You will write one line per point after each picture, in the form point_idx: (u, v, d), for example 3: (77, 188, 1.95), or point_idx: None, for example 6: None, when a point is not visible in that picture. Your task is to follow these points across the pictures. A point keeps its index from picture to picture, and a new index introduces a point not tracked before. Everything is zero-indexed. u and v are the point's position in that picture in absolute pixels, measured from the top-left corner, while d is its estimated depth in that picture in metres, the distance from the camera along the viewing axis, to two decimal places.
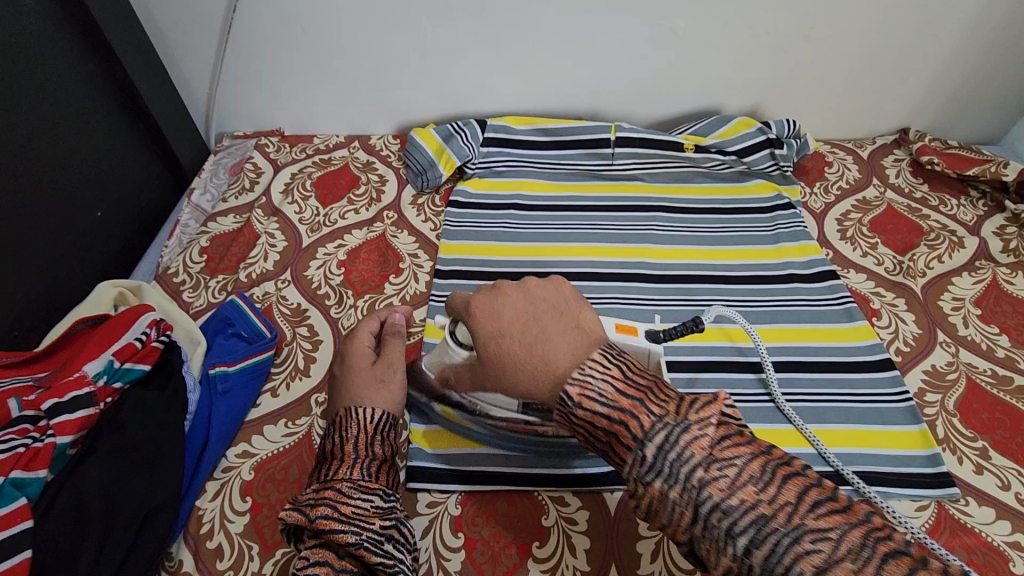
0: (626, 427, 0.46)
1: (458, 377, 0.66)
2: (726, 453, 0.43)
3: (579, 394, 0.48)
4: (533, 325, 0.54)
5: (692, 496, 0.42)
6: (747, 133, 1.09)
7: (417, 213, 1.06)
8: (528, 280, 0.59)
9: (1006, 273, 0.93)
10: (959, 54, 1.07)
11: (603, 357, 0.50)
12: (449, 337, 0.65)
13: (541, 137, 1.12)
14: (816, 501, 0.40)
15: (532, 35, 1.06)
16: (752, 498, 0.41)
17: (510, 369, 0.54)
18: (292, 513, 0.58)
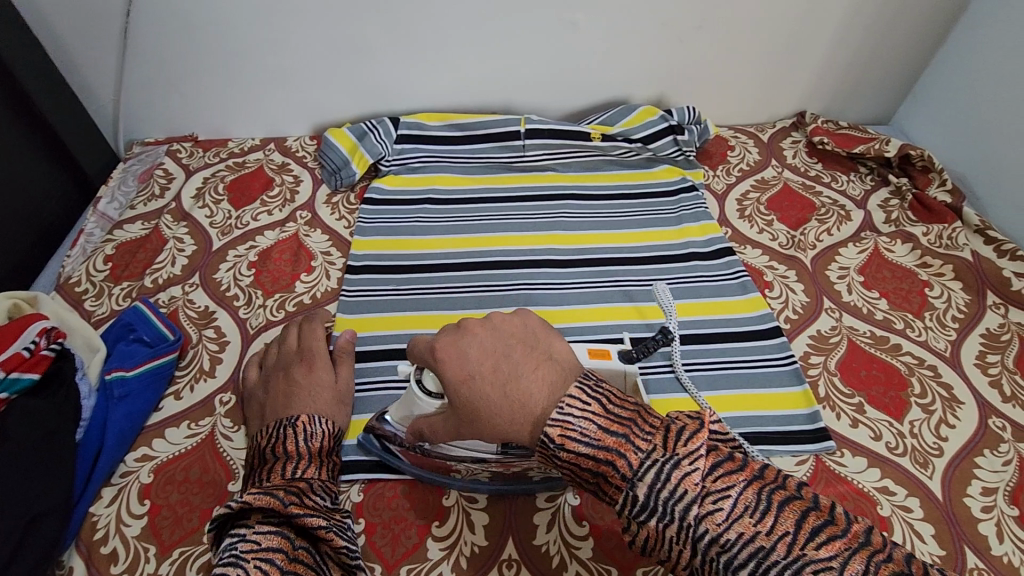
0: (614, 467, 0.45)
1: (432, 429, 0.61)
2: (718, 482, 0.43)
3: (560, 436, 0.47)
4: (502, 363, 0.53)
5: (689, 532, 0.42)
6: (651, 120, 1.13)
7: (332, 211, 1.07)
8: (494, 313, 0.58)
9: (886, 242, 1.00)
10: (841, 40, 1.15)
11: (581, 394, 0.49)
12: (416, 385, 0.62)
13: (454, 132, 1.13)
14: (815, 527, 0.40)
15: (437, 32, 1.08)
16: (749, 530, 0.40)
17: (485, 413, 0.52)
18: (265, 497, 0.57)
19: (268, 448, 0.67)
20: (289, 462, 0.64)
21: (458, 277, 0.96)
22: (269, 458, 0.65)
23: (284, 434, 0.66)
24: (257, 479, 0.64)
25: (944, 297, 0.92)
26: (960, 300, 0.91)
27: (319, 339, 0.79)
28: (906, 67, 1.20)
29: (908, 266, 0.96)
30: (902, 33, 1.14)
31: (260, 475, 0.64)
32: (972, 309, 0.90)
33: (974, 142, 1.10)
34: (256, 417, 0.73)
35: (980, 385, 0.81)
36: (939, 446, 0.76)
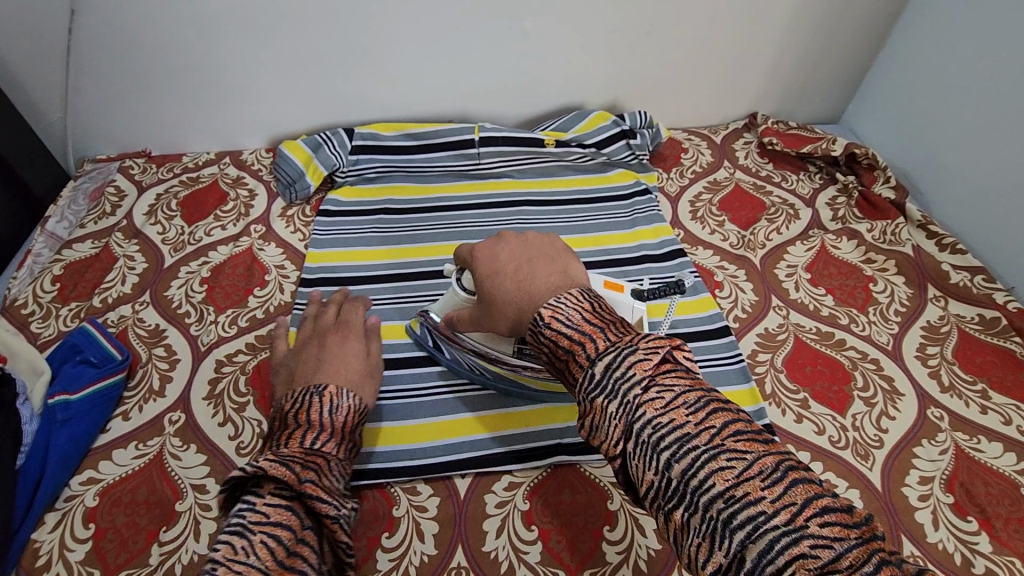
0: (583, 348, 0.49)
1: (460, 320, 0.71)
2: (667, 378, 0.45)
3: (550, 316, 0.52)
4: (524, 262, 0.60)
5: (627, 411, 0.44)
6: (603, 126, 1.16)
7: (287, 225, 1.06)
8: (529, 233, 0.65)
9: (832, 239, 1.02)
10: (786, 42, 1.17)
11: (579, 294, 0.54)
12: (457, 283, 0.73)
13: (409, 142, 1.14)
14: (738, 429, 0.42)
15: (388, 42, 1.08)
16: (681, 420, 0.43)
17: (503, 302, 0.60)
18: (281, 467, 0.57)
19: (293, 413, 0.66)
20: (308, 432, 0.64)
21: (413, 288, 0.96)
22: (291, 423, 0.65)
23: (310, 402, 0.66)
24: (275, 443, 0.63)
25: (887, 292, 0.94)
26: (902, 294, 0.94)
27: (357, 317, 0.83)
28: (852, 67, 1.23)
29: (853, 262, 0.99)
30: (845, 35, 1.17)
31: (278, 440, 0.63)
32: (913, 302, 0.93)
33: (916, 140, 1.13)
34: (286, 379, 0.74)
35: (920, 377, 0.84)
36: (879, 438, 0.78)
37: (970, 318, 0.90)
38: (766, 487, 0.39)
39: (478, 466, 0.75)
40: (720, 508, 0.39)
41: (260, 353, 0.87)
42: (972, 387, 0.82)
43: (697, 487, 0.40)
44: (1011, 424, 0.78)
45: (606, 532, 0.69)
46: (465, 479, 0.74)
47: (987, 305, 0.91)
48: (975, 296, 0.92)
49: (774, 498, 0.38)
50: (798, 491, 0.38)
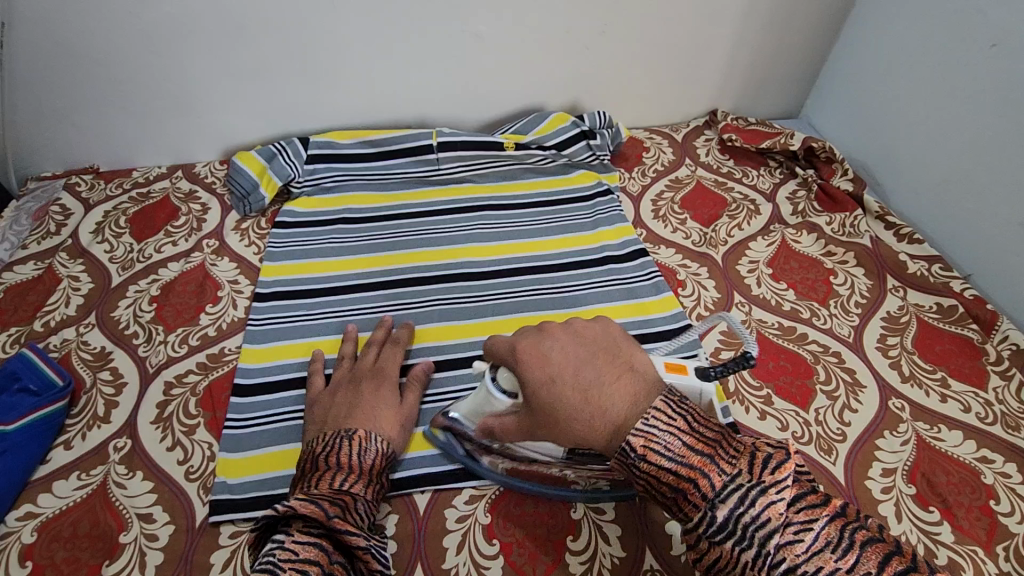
0: (695, 485, 0.47)
1: (503, 428, 0.65)
2: (800, 516, 0.45)
3: (643, 445, 0.50)
4: (585, 367, 0.56)
5: (766, 560, 0.44)
6: (563, 127, 1.15)
7: (241, 238, 1.03)
8: (575, 321, 0.62)
9: (793, 233, 1.03)
10: (741, 39, 1.18)
11: (666, 406, 0.51)
12: (490, 381, 0.65)
13: (366, 149, 1.12)
14: (899, 571, 0.42)
15: (339, 48, 1.06)
16: (830, 567, 0.42)
17: (565, 418, 0.55)
18: (311, 505, 0.57)
19: (322, 456, 0.64)
20: (338, 473, 0.63)
21: (371, 298, 0.94)
22: (320, 466, 0.63)
23: (341, 445, 0.65)
24: (305, 484, 0.62)
25: (847, 284, 0.95)
26: (862, 286, 0.94)
27: (393, 363, 0.80)
28: (807, 62, 1.24)
29: (814, 255, 0.99)
30: (798, 29, 1.18)
31: (307, 481, 0.62)
32: (873, 293, 0.93)
33: (872, 132, 1.14)
34: (317, 423, 0.72)
35: (880, 367, 0.84)
36: (842, 432, 0.77)
37: (928, 307, 0.91)
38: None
39: (437, 480, 0.73)
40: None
41: (212, 373, 0.84)
42: (931, 376, 0.82)
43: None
44: (970, 411, 0.79)
45: (569, 542, 0.68)
46: (424, 494, 0.72)
47: (944, 294, 0.92)
48: (932, 285, 0.93)
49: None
50: None
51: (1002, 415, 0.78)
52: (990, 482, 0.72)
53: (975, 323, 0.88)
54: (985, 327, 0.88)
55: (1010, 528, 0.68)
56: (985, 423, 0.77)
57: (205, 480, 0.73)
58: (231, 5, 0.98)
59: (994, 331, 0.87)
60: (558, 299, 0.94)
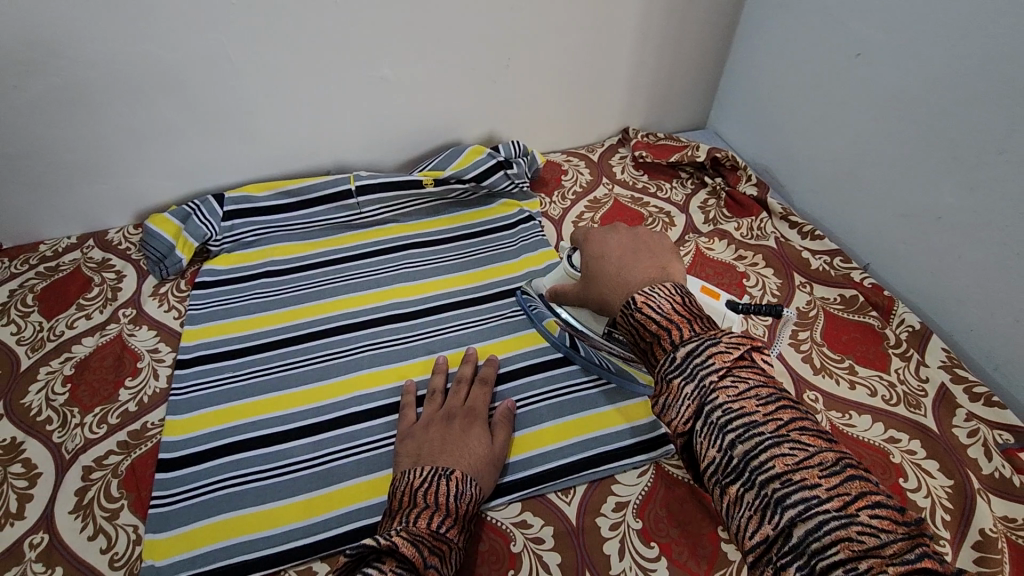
0: (670, 334, 0.59)
1: (563, 292, 0.82)
2: (743, 373, 0.56)
3: (643, 302, 0.63)
4: (629, 251, 0.72)
5: (702, 393, 0.55)
6: (480, 159, 1.14)
7: (160, 305, 1.00)
8: (643, 229, 0.76)
9: (705, 242, 1.08)
10: (640, 59, 1.24)
11: (672, 288, 0.64)
12: (567, 260, 0.83)
13: (285, 200, 1.11)
14: (804, 425, 0.51)
15: (244, 103, 1.05)
16: (750, 407, 0.53)
17: (599, 278, 0.72)
18: (410, 547, 0.57)
19: (421, 492, 0.66)
20: (436, 513, 0.64)
21: (299, 351, 0.93)
22: (418, 502, 0.65)
23: (439, 482, 0.67)
24: (402, 518, 0.63)
25: (759, 285, 1.00)
26: (773, 285, 1.00)
27: (483, 403, 0.82)
28: (705, 76, 1.32)
29: (727, 260, 1.04)
30: (691, 48, 1.25)
31: (406, 515, 0.63)
32: (783, 291, 0.99)
33: (769, 138, 1.22)
34: (410, 455, 0.74)
35: (795, 362, 0.89)
36: None
37: (833, 299, 0.97)
38: (822, 476, 0.47)
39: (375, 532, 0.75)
40: (775, 488, 0.48)
41: (134, 451, 0.81)
42: (840, 365, 0.88)
43: (758, 467, 0.50)
44: (876, 395, 0.84)
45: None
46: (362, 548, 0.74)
47: (845, 285, 0.98)
48: (834, 278, 1.00)
49: (831, 487, 0.47)
50: (851, 485, 0.46)
51: (905, 395, 0.84)
52: (897, 461, 0.77)
53: (874, 309, 0.95)
54: (883, 313, 0.94)
55: (917, 503, 0.73)
56: (890, 405, 0.83)
57: (132, 566, 0.71)
58: (124, 72, 0.96)
59: (892, 316, 0.93)
60: (487, 330, 0.96)
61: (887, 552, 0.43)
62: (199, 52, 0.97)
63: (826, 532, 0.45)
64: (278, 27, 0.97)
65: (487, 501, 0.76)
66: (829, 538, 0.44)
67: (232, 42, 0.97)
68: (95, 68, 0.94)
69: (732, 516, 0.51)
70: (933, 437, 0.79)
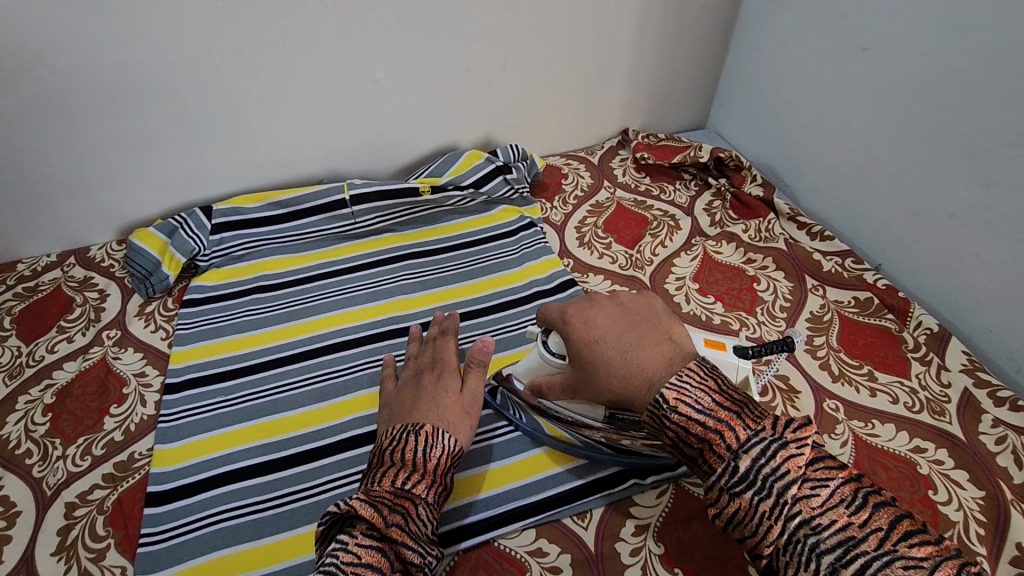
0: (722, 437, 0.54)
1: (550, 385, 0.70)
2: (818, 474, 0.51)
3: (676, 399, 0.56)
4: (627, 333, 0.63)
5: (782, 509, 0.50)
6: (478, 165, 1.12)
7: (146, 325, 0.95)
8: (620, 295, 0.69)
9: (713, 245, 1.05)
10: (639, 58, 1.20)
11: (699, 369, 0.58)
12: (542, 344, 0.72)
13: (275, 212, 1.06)
14: (908, 531, 0.48)
15: (229, 111, 1.01)
16: (842, 519, 0.49)
17: (604, 369, 0.62)
18: (369, 510, 0.60)
19: (390, 451, 0.67)
20: (402, 470, 0.65)
21: (295, 372, 0.88)
22: (385, 462, 0.66)
23: (405, 442, 0.67)
24: (371, 480, 0.65)
25: (770, 289, 0.97)
26: (784, 289, 0.97)
27: (452, 354, 0.80)
28: (705, 74, 1.29)
29: (736, 264, 1.01)
30: (690, 46, 1.22)
31: (373, 475, 0.66)
32: (795, 295, 0.96)
33: (773, 136, 1.19)
34: (384, 418, 0.75)
35: (812, 370, 0.85)
36: None
37: (847, 302, 0.94)
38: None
39: None
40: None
41: (121, 484, 0.76)
42: (859, 372, 0.85)
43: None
44: (898, 402, 0.81)
45: None
46: None
47: (859, 288, 0.95)
48: (847, 280, 0.97)
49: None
50: None
51: (927, 401, 0.81)
52: (926, 472, 0.74)
53: (891, 312, 0.92)
54: (900, 315, 0.91)
55: (949, 517, 0.70)
56: (914, 412, 0.80)
57: None
58: (100, 80, 0.91)
59: (909, 318, 0.90)
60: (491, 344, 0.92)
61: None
62: (179, 57, 0.92)
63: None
64: (261, 29, 0.93)
65: (498, 528, 0.73)
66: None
67: (215, 47, 0.93)
68: (69, 77, 0.89)
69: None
70: (960, 446, 0.76)
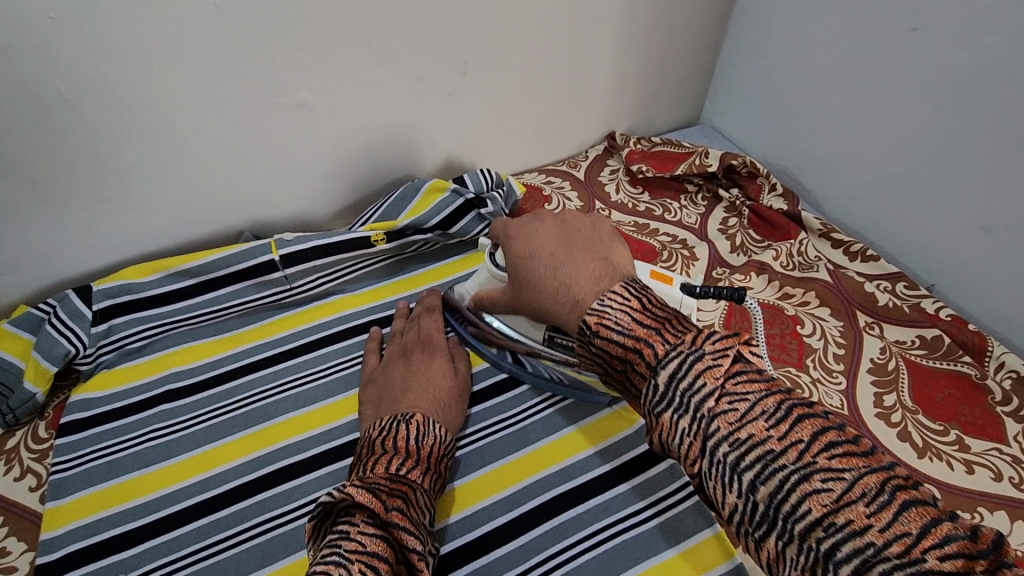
0: (640, 354, 0.48)
1: (493, 299, 0.72)
2: (739, 387, 0.44)
3: (597, 322, 0.51)
4: (561, 250, 0.61)
5: (701, 425, 0.44)
6: (443, 200, 0.87)
7: (7, 469, 0.69)
8: (567, 214, 0.67)
9: (740, 279, 0.86)
10: (626, 49, 0.99)
11: (625, 290, 0.53)
12: (489, 259, 0.73)
13: (180, 284, 0.80)
14: (832, 442, 0.41)
15: (99, 161, 0.74)
16: (761, 433, 0.42)
17: (533, 283, 0.62)
18: (368, 495, 0.53)
19: (380, 439, 0.62)
20: (397, 457, 0.59)
21: (227, 519, 0.65)
22: (377, 449, 0.60)
23: (398, 428, 0.62)
24: (361, 469, 0.58)
25: (818, 333, 0.80)
26: (834, 330, 0.80)
27: (439, 331, 0.78)
28: (700, 62, 1.08)
29: (772, 302, 0.83)
30: (685, 30, 1.01)
31: (363, 464, 0.59)
32: (848, 339, 0.79)
33: (789, 135, 1.01)
34: (371, 402, 0.70)
35: (891, 445, 0.69)
36: None
37: (911, 342, 0.78)
38: (873, 513, 0.38)
39: None
40: (819, 537, 0.39)
41: None
42: (944, 441, 0.69)
43: (790, 513, 0.40)
44: (1002, 478, 0.66)
45: None
46: None
47: (922, 323, 0.79)
48: (908, 315, 0.80)
49: (883, 528, 0.37)
50: (908, 518, 0.37)
51: None
52: None
53: (965, 352, 0.76)
54: (976, 355, 0.75)
55: None
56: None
57: None
58: None
59: (988, 358, 0.75)
60: (485, 451, 0.72)
61: (858, 494, 0.38)
62: (8, 96, 0.64)
63: (789, 491, 0.40)
64: (131, 48, 0.66)
65: None
66: (794, 497, 0.40)
67: (59, 75, 0.65)
68: None
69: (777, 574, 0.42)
70: None
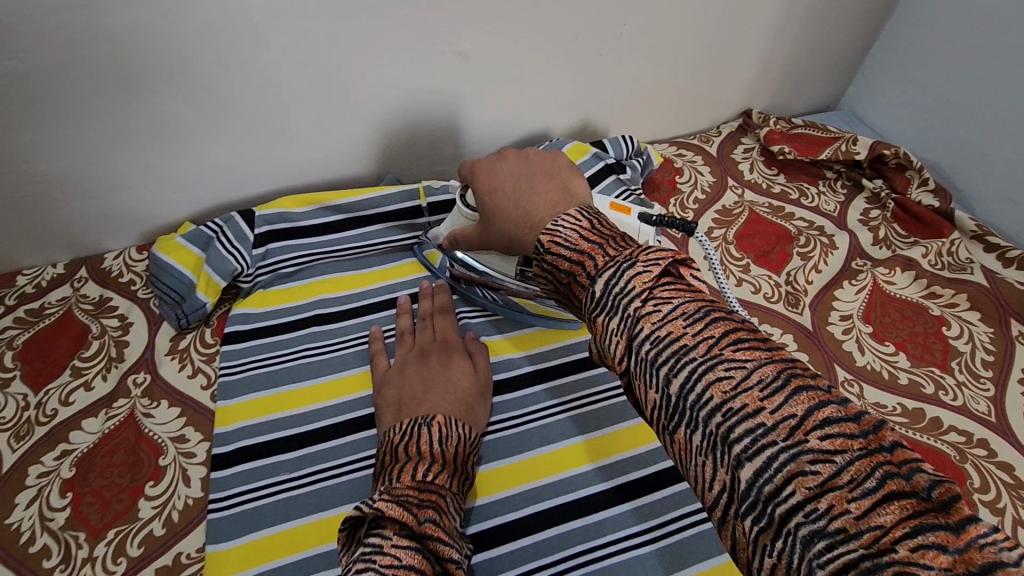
0: (582, 267, 0.46)
1: (463, 236, 0.72)
2: (666, 292, 0.42)
3: (548, 241, 0.49)
4: (524, 181, 0.61)
5: (627, 326, 0.41)
6: (584, 160, 0.89)
7: (180, 367, 0.76)
8: (531, 150, 0.66)
9: (883, 273, 0.83)
10: (784, 22, 0.95)
11: (577, 213, 0.51)
12: (459, 200, 0.73)
13: (332, 217, 0.85)
14: (743, 339, 0.39)
15: (279, 94, 0.78)
16: (678, 331, 0.39)
17: (499, 218, 0.61)
18: (398, 509, 0.52)
19: (402, 445, 0.61)
20: (421, 463, 0.58)
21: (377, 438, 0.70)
22: (400, 457, 0.59)
23: (421, 432, 0.61)
24: (386, 478, 0.58)
25: (965, 337, 0.77)
26: (983, 336, 0.77)
27: (455, 333, 0.78)
28: (855, 43, 1.03)
29: (916, 300, 0.81)
30: (849, 7, 0.96)
31: (389, 473, 0.58)
32: (998, 346, 0.76)
33: (947, 130, 0.96)
34: (391, 405, 0.68)
35: None
36: None
37: None
38: (765, 397, 0.36)
39: None
40: (725, 426, 0.36)
41: None
42: None
43: (695, 402, 0.38)
44: None
45: None
46: None
47: None
48: None
49: (695, 333, 0.39)
50: (798, 404, 0.35)
51: None
52: None
53: None
54: None
55: None
56: None
57: None
58: (104, 53, 0.67)
59: None
60: (617, 410, 0.75)
61: (754, 383, 0.36)
62: (211, 18, 0.68)
63: (696, 380, 0.38)
64: None
65: None
66: (699, 386, 0.38)
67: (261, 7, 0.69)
68: (68, 48, 0.66)
69: (688, 466, 0.40)
70: None
